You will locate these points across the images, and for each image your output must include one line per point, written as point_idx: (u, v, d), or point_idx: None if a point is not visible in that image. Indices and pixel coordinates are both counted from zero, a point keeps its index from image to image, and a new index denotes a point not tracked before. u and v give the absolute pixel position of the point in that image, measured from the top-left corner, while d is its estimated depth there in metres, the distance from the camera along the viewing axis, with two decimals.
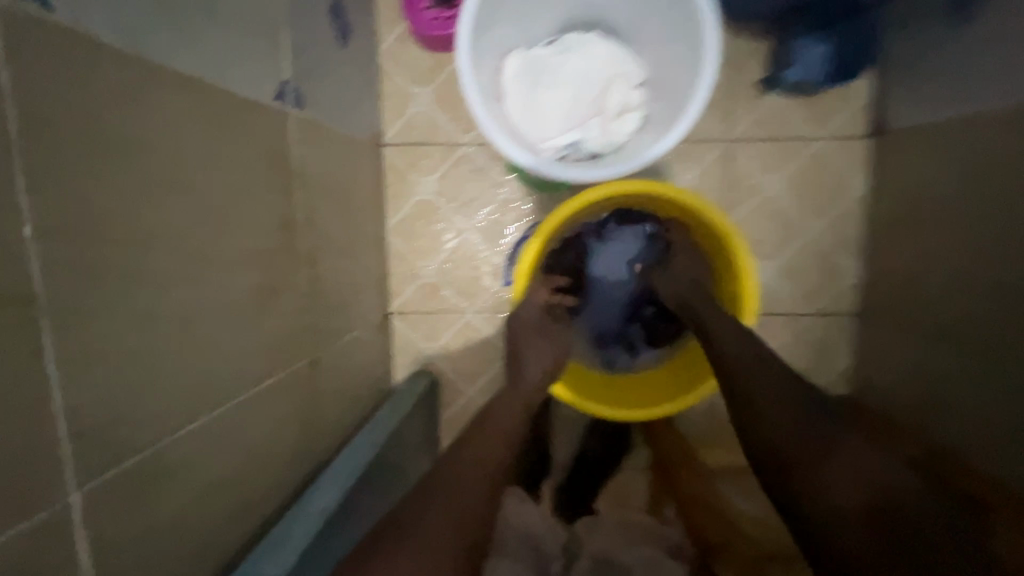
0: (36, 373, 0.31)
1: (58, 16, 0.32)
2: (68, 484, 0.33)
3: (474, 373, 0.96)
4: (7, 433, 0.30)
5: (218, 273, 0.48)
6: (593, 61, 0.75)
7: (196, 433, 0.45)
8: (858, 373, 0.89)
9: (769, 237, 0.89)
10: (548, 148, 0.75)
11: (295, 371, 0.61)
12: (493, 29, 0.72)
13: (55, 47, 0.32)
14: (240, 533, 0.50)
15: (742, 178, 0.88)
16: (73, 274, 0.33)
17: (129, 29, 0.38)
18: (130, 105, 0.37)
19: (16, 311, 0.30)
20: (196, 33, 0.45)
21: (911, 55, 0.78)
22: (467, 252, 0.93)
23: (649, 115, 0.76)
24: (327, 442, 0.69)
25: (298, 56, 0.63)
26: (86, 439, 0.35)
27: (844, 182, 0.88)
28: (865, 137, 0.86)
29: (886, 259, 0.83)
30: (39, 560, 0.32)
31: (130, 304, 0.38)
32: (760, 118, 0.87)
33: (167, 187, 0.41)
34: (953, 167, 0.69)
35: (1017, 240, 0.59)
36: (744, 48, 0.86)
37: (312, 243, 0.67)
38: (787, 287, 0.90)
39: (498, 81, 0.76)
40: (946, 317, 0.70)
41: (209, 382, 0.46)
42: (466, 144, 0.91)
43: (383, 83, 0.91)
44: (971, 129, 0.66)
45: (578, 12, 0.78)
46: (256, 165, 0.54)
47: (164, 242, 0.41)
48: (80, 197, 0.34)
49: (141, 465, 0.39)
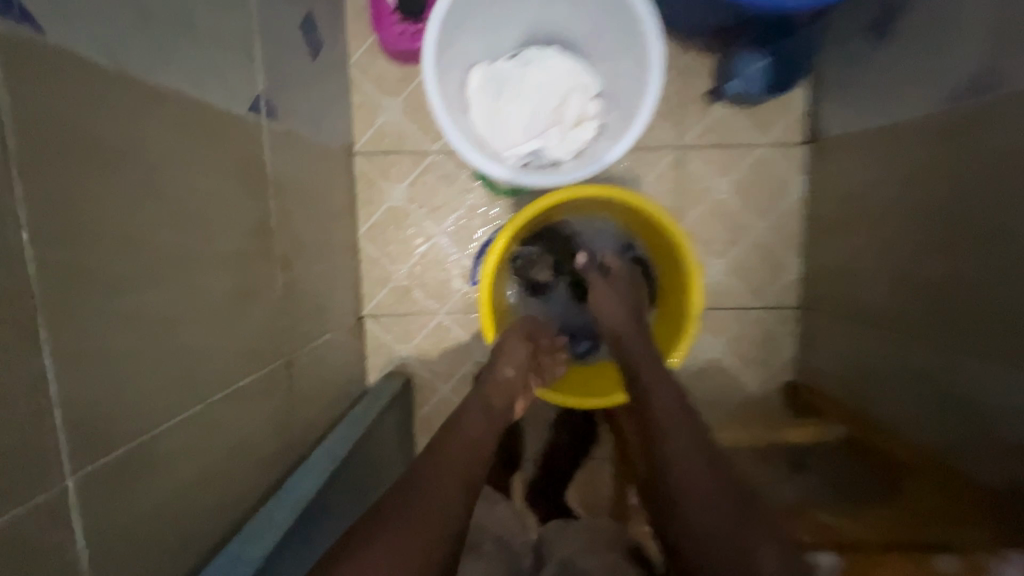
0: (36, 368, 0.34)
1: (53, 40, 0.35)
2: (64, 471, 0.36)
3: (447, 372, 0.99)
4: (10, 421, 0.32)
5: (198, 277, 0.50)
6: (553, 74, 0.80)
7: (181, 427, 0.47)
8: (802, 360, 0.97)
9: (720, 236, 0.96)
10: (512, 155, 0.80)
11: (272, 370, 0.64)
12: (458, 44, 0.77)
13: (49, 65, 0.35)
14: (223, 524, 0.53)
15: (694, 182, 0.95)
16: (67, 275, 0.36)
17: (114, 48, 0.40)
18: (118, 121, 0.40)
19: (17, 309, 0.32)
20: (176, 52, 0.48)
21: (840, 69, 0.86)
22: (438, 255, 0.96)
23: (606, 123, 0.81)
24: (303, 440, 0.71)
25: (271, 69, 0.66)
26: (81, 430, 0.37)
27: (786, 185, 0.95)
28: (803, 144, 0.94)
29: (823, 254, 0.91)
30: (39, 543, 0.34)
31: (118, 304, 0.40)
32: (709, 127, 0.94)
33: (151, 196, 0.44)
34: (877, 170, 0.77)
35: (930, 235, 0.67)
36: (693, 62, 0.93)
37: (286, 248, 0.69)
38: (737, 283, 0.97)
39: (464, 92, 0.80)
40: (872, 305, 0.78)
41: (191, 379, 0.49)
42: (435, 152, 0.95)
43: (353, 93, 0.94)
44: (890, 136, 0.74)
45: (538, 28, 0.83)
46: (232, 173, 0.57)
47: (149, 247, 0.44)
48: (74, 204, 0.36)
49: (130, 455, 0.42)
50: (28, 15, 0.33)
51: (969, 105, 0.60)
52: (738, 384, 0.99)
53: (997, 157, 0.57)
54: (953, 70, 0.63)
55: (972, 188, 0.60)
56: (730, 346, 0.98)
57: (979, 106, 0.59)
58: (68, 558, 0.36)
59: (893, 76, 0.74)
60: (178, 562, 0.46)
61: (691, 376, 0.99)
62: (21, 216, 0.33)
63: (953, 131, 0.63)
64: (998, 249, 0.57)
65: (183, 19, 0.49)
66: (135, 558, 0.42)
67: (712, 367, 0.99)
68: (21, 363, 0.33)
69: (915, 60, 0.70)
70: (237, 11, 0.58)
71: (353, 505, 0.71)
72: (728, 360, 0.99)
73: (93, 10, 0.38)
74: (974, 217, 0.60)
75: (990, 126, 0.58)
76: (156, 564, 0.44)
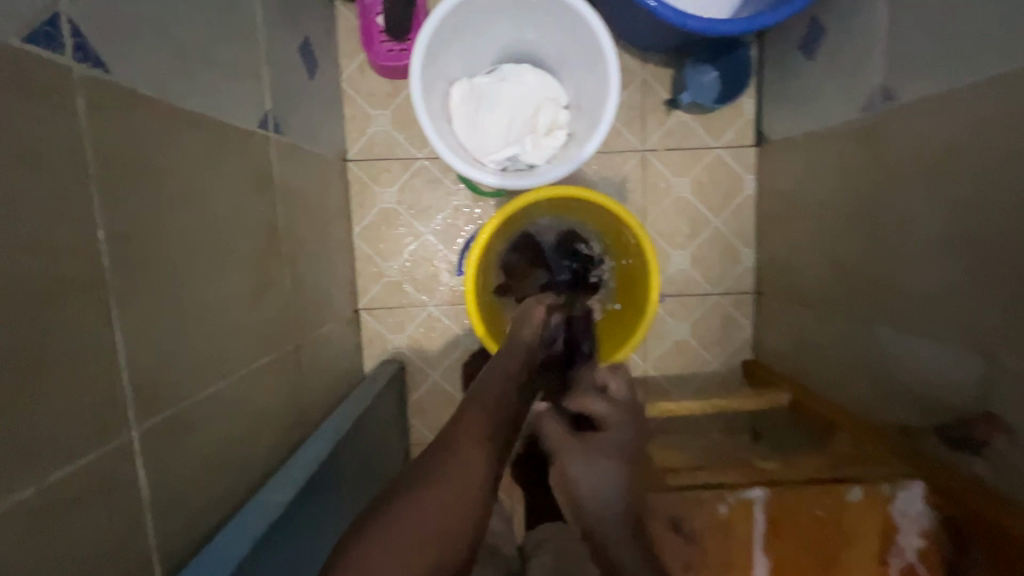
0: (109, 338, 0.42)
1: (112, 76, 0.44)
2: (130, 423, 0.44)
3: (438, 360, 1.08)
4: (92, 379, 0.41)
5: (224, 270, 0.59)
6: (526, 88, 0.90)
7: (213, 396, 0.56)
8: (757, 340, 1.07)
9: (681, 230, 1.07)
10: (492, 161, 0.89)
11: (283, 354, 0.73)
12: (441, 63, 0.87)
13: (112, 97, 0.43)
14: (248, 483, 0.62)
15: (657, 182, 1.06)
16: (128, 264, 0.45)
17: (155, 80, 0.49)
18: (160, 140, 0.49)
19: (97, 292, 0.41)
20: (200, 79, 0.57)
21: (780, 79, 0.97)
22: (427, 252, 1.05)
23: (574, 131, 0.91)
24: (311, 417, 0.80)
25: (276, 89, 0.75)
26: (141, 390, 0.46)
27: (738, 183, 1.06)
28: (753, 146, 1.05)
29: (771, 244, 1.02)
30: (113, 477, 0.43)
31: (165, 291, 0.49)
32: (669, 132, 1.05)
33: (185, 201, 0.53)
34: (812, 169, 0.88)
35: (851, 223, 0.78)
36: (653, 74, 1.03)
37: (292, 247, 0.78)
38: (698, 272, 1.08)
39: (447, 106, 0.90)
40: (812, 287, 0.89)
41: (220, 357, 0.58)
42: (422, 158, 1.04)
43: (346, 106, 1.03)
44: (820, 139, 0.85)
45: (511, 48, 0.93)
46: (248, 181, 0.66)
47: (185, 244, 0.52)
48: (131, 208, 0.45)
49: (175, 415, 0.50)
50: (95, 58, 0.42)
51: (875, 113, 0.72)
52: (701, 363, 1.09)
53: (896, 156, 0.68)
54: (863, 83, 0.75)
55: (879, 183, 0.71)
56: (693, 329, 1.09)
57: (882, 114, 0.70)
58: (134, 493, 0.45)
59: (821, 87, 0.85)
60: (215, 509, 0.55)
61: (660, 357, 1.09)
62: (98, 218, 0.41)
63: (865, 135, 0.74)
64: (900, 234, 0.68)
65: (205, 52, 0.58)
66: (183, 501, 0.51)
67: (678, 349, 1.09)
68: (99, 334, 0.42)
69: (836, 73, 0.81)
70: (248, 40, 0.67)
71: (357, 473, 0.80)
72: (693, 341, 1.09)
73: (139, 50, 0.47)
74: (882, 208, 0.71)
75: (889, 131, 0.69)
76: (200, 508, 0.53)
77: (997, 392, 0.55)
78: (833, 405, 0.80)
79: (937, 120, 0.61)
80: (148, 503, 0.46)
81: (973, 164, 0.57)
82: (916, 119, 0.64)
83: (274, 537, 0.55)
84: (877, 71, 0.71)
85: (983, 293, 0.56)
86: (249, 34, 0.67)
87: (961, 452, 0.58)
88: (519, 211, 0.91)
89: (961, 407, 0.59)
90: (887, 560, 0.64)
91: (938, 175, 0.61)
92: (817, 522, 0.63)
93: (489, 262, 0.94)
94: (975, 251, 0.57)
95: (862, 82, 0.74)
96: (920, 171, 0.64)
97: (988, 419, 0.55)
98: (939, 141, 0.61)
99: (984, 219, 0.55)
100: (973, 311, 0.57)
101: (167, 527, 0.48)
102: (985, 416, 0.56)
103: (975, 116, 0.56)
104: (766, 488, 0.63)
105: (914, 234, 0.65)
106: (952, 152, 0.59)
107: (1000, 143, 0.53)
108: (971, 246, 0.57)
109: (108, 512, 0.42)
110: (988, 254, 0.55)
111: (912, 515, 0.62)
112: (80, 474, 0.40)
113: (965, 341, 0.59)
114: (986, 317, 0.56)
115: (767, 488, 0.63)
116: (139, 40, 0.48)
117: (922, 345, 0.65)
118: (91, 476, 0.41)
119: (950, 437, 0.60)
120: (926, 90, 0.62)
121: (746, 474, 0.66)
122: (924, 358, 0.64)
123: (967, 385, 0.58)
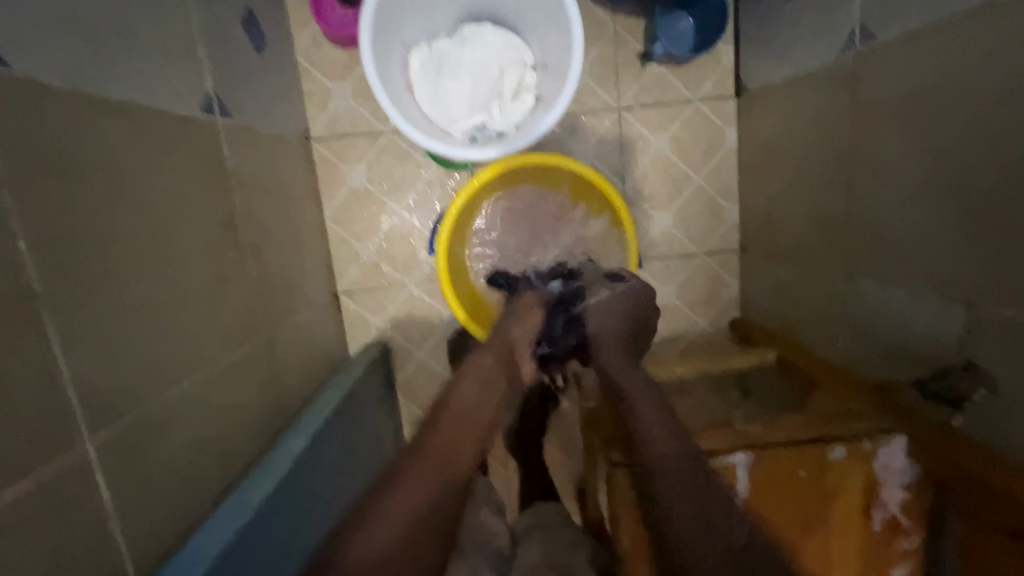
0: (46, 352, 0.41)
1: (14, 70, 0.40)
2: (79, 437, 0.43)
3: (422, 338, 1.07)
4: (29, 396, 0.39)
5: (176, 267, 0.57)
6: (488, 50, 0.85)
7: (176, 400, 0.55)
8: (744, 298, 1.06)
9: (662, 191, 1.04)
10: (458, 131, 0.85)
11: (255, 346, 0.72)
12: (396, 27, 0.81)
13: (14, 91, 0.40)
14: (223, 480, 0.61)
15: (634, 141, 1.02)
16: (56, 272, 0.42)
17: (70, 71, 0.46)
18: (80, 133, 0.46)
19: (26, 305, 0.39)
20: (123, 65, 0.53)
21: (758, 21, 0.91)
22: (403, 230, 1.03)
23: (542, 93, 0.86)
24: (290, 407, 0.80)
25: (217, 68, 0.71)
26: (89, 404, 0.44)
27: (718, 136, 1.02)
28: (733, 97, 1.01)
29: (754, 198, 0.99)
30: (73, 491, 0.42)
31: (106, 297, 0.47)
32: (644, 87, 1.00)
33: (120, 201, 0.50)
34: (791, 116, 0.84)
35: (832, 172, 0.75)
36: (624, 27, 0.98)
37: (255, 237, 0.76)
38: (681, 232, 1.05)
39: (407, 74, 0.85)
40: (795, 237, 0.86)
41: (179, 357, 0.56)
42: (387, 131, 1.00)
43: (304, 82, 0.98)
44: (799, 86, 0.81)
45: (471, 6, 0.87)
46: (193, 171, 0.62)
47: (124, 245, 0.50)
48: (56, 213, 0.43)
49: (135, 422, 0.49)
50: None
51: (853, 54, 0.68)
52: (689, 325, 1.08)
53: (876, 101, 0.65)
54: (840, 21, 0.70)
55: (858, 130, 0.68)
56: (679, 290, 1.07)
57: (861, 54, 0.66)
58: (94, 507, 0.44)
59: (797, 29, 0.81)
60: (190, 509, 0.55)
61: None
62: (14, 227, 0.39)
63: (843, 79, 0.70)
64: (880, 183, 0.65)
65: (125, 35, 0.54)
66: (153, 504, 0.50)
67: (665, 311, 1.08)
68: (32, 349, 0.40)
69: (813, 12, 0.76)
70: (176, 16, 0.63)
71: (339, 460, 0.80)
72: (681, 302, 1.08)
73: (47, 39, 0.44)
74: (862, 156, 0.68)
75: (867, 74, 0.66)
76: (175, 510, 0.53)
77: (981, 340, 0.53)
78: (819, 360, 0.80)
79: (916, 59, 0.57)
80: (114, 513, 0.46)
81: (952, 104, 0.54)
82: (895, 58, 0.61)
83: (249, 533, 0.55)
84: (855, 7, 0.67)
85: (964, 238, 0.54)
86: (175, 10, 0.63)
87: (941, 407, 0.58)
88: (524, 171, 0.89)
89: (945, 359, 0.58)
90: (869, 515, 0.63)
91: (918, 117, 0.58)
92: (799, 482, 0.63)
93: (499, 189, 0.91)
94: (954, 198, 0.55)
95: (840, 19, 0.70)
96: (900, 114, 0.61)
97: (970, 369, 0.55)
98: (919, 80, 0.57)
99: (965, 160, 0.53)
100: (952, 258, 0.56)
101: (136, 535, 0.48)
102: (965, 365, 0.55)
103: (955, 50, 0.52)
104: (749, 451, 0.62)
105: (895, 181, 0.63)
106: (932, 89, 0.56)
107: (983, 81, 0.50)
108: (949, 192, 0.55)
109: (69, 526, 0.42)
110: (968, 202, 0.53)
111: (895, 468, 0.62)
112: (36, 490, 0.39)
113: (948, 291, 0.57)
114: (963, 265, 0.55)
115: (749, 451, 0.62)
116: (44, 27, 0.44)
117: (904, 296, 0.63)
118: (41, 496, 0.39)
119: (934, 390, 0.59)
120: (904, 26, 0.59)
121: (730, 437, 0.65)
122: (907, 308, 0.63)
123: (949, 338, 0.57)
